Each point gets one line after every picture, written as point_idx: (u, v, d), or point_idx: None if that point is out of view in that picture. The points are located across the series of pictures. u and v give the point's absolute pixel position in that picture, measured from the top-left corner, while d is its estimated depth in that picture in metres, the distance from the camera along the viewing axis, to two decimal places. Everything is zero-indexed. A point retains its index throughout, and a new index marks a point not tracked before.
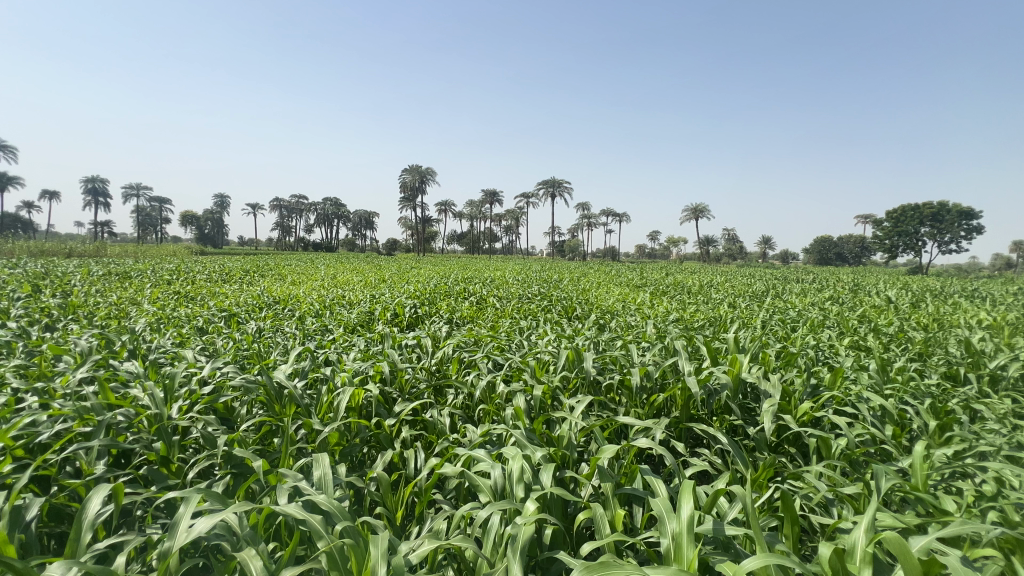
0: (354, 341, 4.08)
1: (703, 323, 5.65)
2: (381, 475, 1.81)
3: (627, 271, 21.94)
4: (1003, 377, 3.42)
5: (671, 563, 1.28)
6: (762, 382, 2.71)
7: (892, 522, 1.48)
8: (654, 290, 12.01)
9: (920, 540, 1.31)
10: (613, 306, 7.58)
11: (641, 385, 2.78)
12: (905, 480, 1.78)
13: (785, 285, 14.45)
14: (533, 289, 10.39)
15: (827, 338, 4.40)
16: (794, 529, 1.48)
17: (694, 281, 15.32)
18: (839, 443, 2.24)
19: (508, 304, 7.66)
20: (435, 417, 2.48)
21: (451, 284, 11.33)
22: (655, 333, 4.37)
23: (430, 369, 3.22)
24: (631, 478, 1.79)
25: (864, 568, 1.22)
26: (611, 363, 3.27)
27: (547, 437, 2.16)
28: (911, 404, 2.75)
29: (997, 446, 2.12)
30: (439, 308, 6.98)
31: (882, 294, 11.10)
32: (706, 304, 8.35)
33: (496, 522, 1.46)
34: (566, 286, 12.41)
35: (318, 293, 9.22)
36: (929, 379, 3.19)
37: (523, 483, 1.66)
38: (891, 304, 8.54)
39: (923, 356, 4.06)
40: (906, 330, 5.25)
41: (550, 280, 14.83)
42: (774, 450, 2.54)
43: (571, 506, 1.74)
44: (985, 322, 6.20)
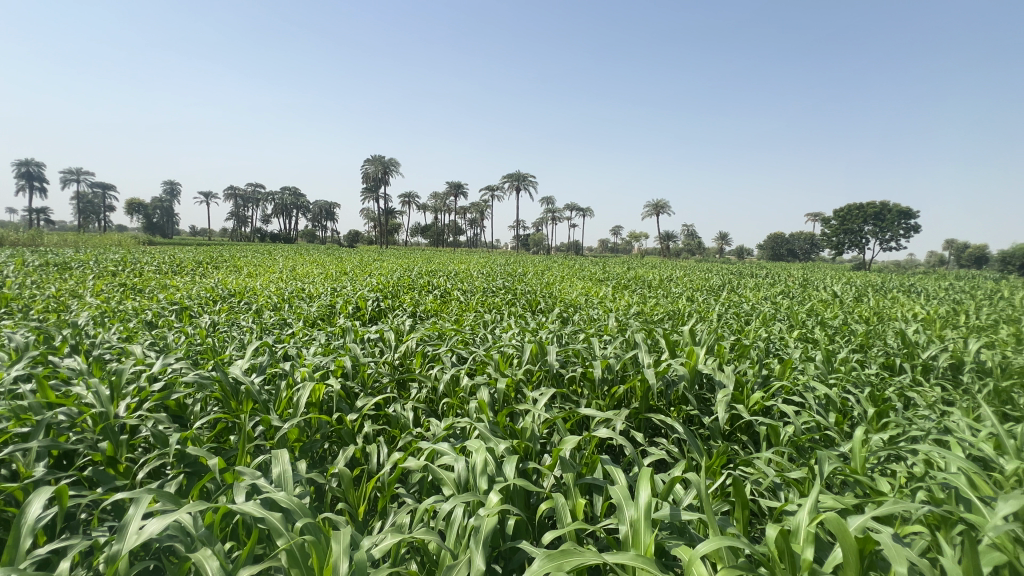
0: (315, 336, 3.99)
1: (663, 316, 5.82)
2: (343, 471, 1.79)
3: (591, 266, 22.16)
4: (933, 367, 3.67)
5: (629, 548, 1.32)
6: (717, 373, 2.81)
7: (832, 503, 1.57)
8: (616, 283, 12.21)
9: (858, 519, 1.40)
10: (576, 300, 7.66)
11: (603, 377, 2.85)
12: (846, 464, 1.89)
13: (738, 280, 15.02)
14: (497, 282, 10.37)
15: (777, 331, 4.61)
16: (744, 513, 1.55)
17: (656, 276, 15.61)
18: (787, 431, 2.36)
19: (472, 297, 7.62)
20: (399, 411, 2.47)
21: (415, 277, 11.22)
22: (616, 326, 4.47)
23: (394, 363, 3.19)
24: (592, 468, 1.83)
25: (806, 547, 1.29)
26: (574, 356, 3.32)
27: (511, 429, 2.18)
28: (853, 393, 2.93)
29: (928, 430, 2.28)
30: (402, 301, 6.88)
31: (829, 289, 11.63)
32: (665, 298, 8.59)
33: (459, 515, 1.46)
34: (531, 280, 12.49)
35: (275, 286, 8.91)
36: (869, 370, 3.40)
37: (486, 475, 1.67)
38: (836, 299, 9.01)
39: (864, 347, 4.31)
40: (848, 322, 5.56)
41: (516, 274, 14.85)
42: (727, 438, 2.66)
43: (534, 497, 1.76)
44: (919, 315, 6.62)
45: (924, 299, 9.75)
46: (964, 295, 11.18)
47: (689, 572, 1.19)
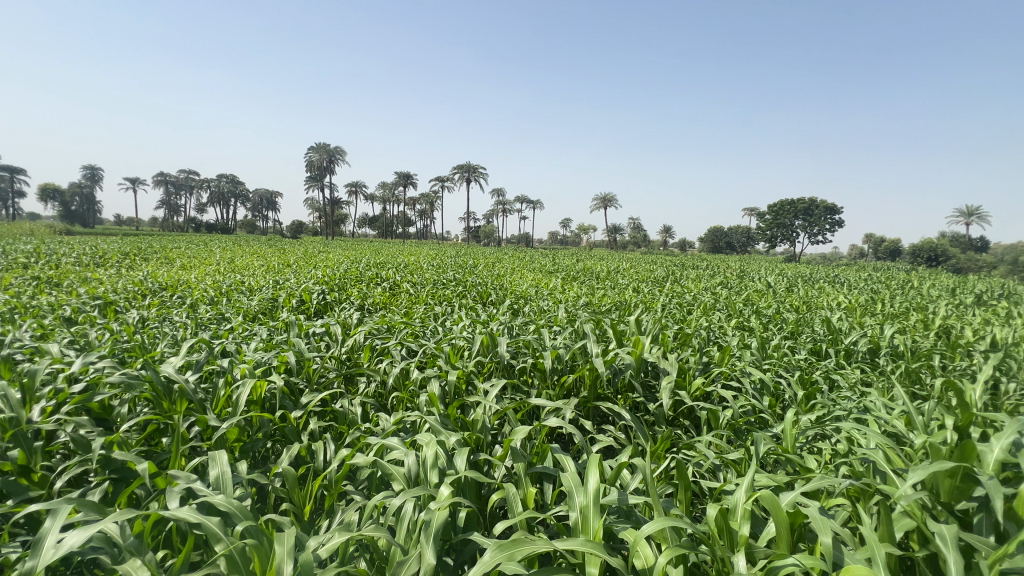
0: (255, 330, 3.81)
1: (610, 307, 5.97)
2: (287, 470, 1.72)
3: (540, 258, 22.40)
4: (854, 351, 3.98)
5: (578, 534, 1.35)
6: (661, 361, 2.92)
7: (766, 481, 1.67)
8: (567, 275, 12.40)
9: (789, 494, 1.50)
10: (526, 291, 7.71)
11: (553, 367, 2.89)
12: (778, 444, 2.01)
13: (682, 272, 15.64)
14: (447, 274, 10.27)
15: (717, 320, 4.84)
16: (686, 494, 1.62)
17: (604, 267, 15.97)
18: (726, 414, 2.49)
19: (422, 289, 7.52)
20: (346, 407, 2.40)
21: (362, 269, 10.93)
22: (566, 317, 4.55)
23: (340, 357, 3.10)
24: (542, 457, 1.86)
25: (743, 523, 1.37)
26: (525, 346, 3.34)
27: (462, 421, 2.17)
28: (784, 377, 3.12)
29: (850, 410, 2.47)
30: (349, 294, 6.68)
31: (764, 280, 12.31)
32: (613, 290, 8.79)
33: (409, 510, 1.45)
34: (482, 272, 12.45)
35: (212, 279, 8.42)
36: (799, 355, 3.64)
37: (437, 468, 1.66)
38: (770, 289, 9.59)
39: (795, 334, 4.60)
40: (780, 311, 5.92)
41: (467, 266, 14.79)
42: (671, 423, 2.78)
43: (485, 488, 1.77)
44: (842, 304, 7.15)
45: (846, 289, 10.52)
46: (879, 284, 12.17)
47: (635, 553, 1.24)
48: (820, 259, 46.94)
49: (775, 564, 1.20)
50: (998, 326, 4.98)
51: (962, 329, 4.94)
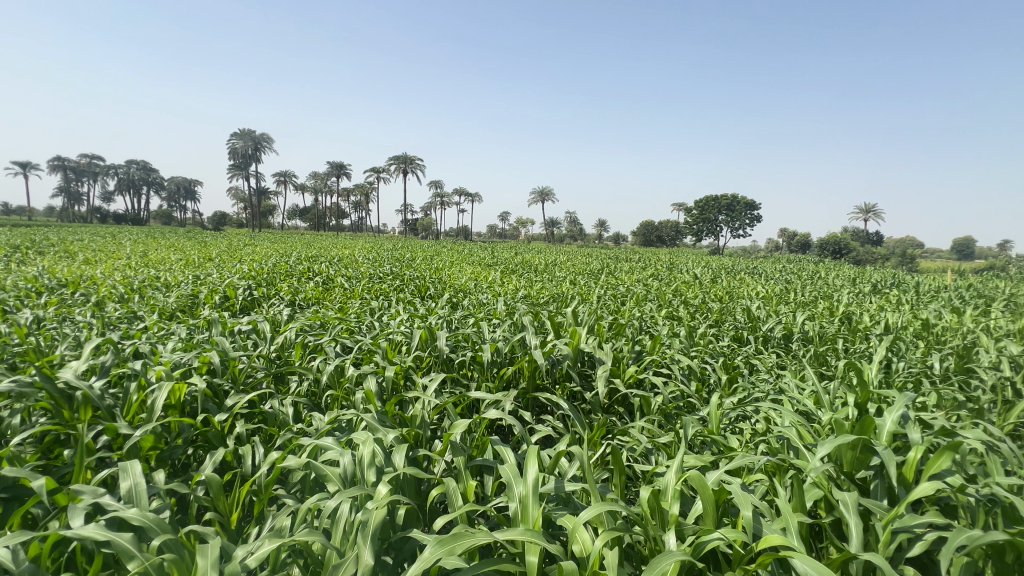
0: (173, 329, 3.54)
1: (548, 299, 6.07)
2: (211, 478, 1.61)
3: (479, 251, 22.40)
4: (770, 337, 4.29)
5: (518, 524, 1.37)
6: (597, 351, 3.02)
7: (694, 461, 1.77)
8: (505, 268, 12.46)
9: (714, 473, 1.59)
10: (465, 285, 7.67)
11: (492, 360, 2.91)
12: (705, 426, 2.14)
13: (616, 264, 16.19)
14: (384, 268, 10.02)
15: (649, 310, 5.05)
16: (621, 479, 1.69)
17: (541, 260, 16.20)
18: (657, 400, 2.61)
19: (357, 284, 7.29)
20: (276, 408, 2.29)
21: (293, 263, 10.44)
22: (505, 310, 4.57)
23: (270, 356, 2.95)
24: (482, 450, 1.86)
25: (673, 503, 1.44)
26: (464, 340, 3.33)
27: (400, 418, 2.13)
28: (710, 362, 3.31)
29: (767, 392, 2.67)
30: (279, 289, 6.35)
31: (691, 272, 12.97)
32: (551, 282, 8.95)
33: (346, 511, 1.40)
34: (421, 265, 12.24)
35: (121, 274, 7.71)
36: (723, 342, 3.88)
37: (374, 467, 1.62)
38: (697, 280, 10.14)
39: (719, 322, 4.90)
40: (705, 301, 6.28)
41: (404, 259, 14.48)
42: (606, 411, 2.88)
43: (424, 484, 1.74)
44: (760, 293, 7.70)
45: (764, 279, 11.33)
46: (791, 275, 13.24)
47: (573, 539, 1.27)
48: (741, 252, 50.23)
49: (702, 539, 1.28)
50: (890, 312, 5.56)
51: (860, 314, 5.46)
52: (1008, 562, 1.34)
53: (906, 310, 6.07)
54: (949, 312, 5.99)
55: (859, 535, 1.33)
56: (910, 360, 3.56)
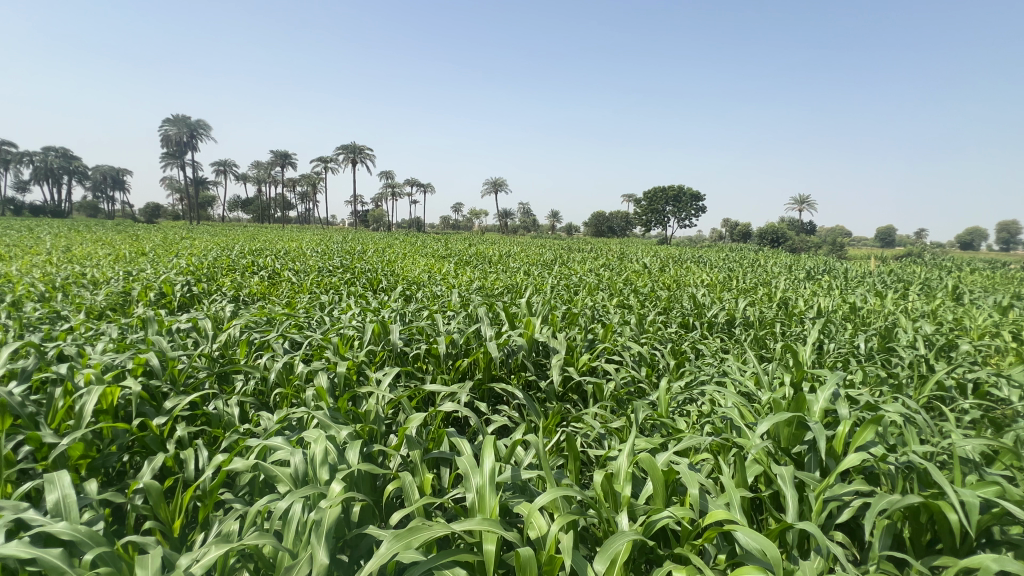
0: (103, 329, 3.31)
1: (503, 290, 6.09)
2: (150, 484, 1.53)
3: (433, 242, 22.16)
4: (715, 322, 4.49)
5: (475, 513, 1.37)
6: (551, 340, 3.06)
7: (645, 444, 1.84)
8: (459, 260, 12.39)
9: (664, 455, 1.65)
10: (418, 277, 7.56)
11: (447, 352, 2.90)
12: (655, 410, 2.22)
13: (568, 255, 16.43)
14: (334, 261, 9.74)
15: (601, 300, 5.16)
16: (576, 465, 1.73)
17: (495, 251, 16.18)
18: (609, 386, 2.69)
19: (306, 278, 7.04)
20: (220, 409, 2.19)
21: (234, 256, 9.93)
22: (459, 301, 4.55)
23: (212, 355, 2.81)
24: (438, 442, 1.85)
25: (626, 485, 1.49)
26: (418, 333, 3.29)
27: (353, 414, 2.09)
28: (659, 348, 3.43)
29: (711, 375, 2.80)
30: (220, 284, 6.05)
31: (641, 261, 13.35)
32: (505, 273, 8.98)
33: (298, 511, 1.36)
34: (372, 257, 11.95)
35: (40, 271, 7.11)
36: (671, 329, 4.02)
37: (327, 465, 1.58)
38: (646, 269, 10.46)
39: (667, 309, 5.08)
40: (654, 289, 6.48)
41: (354, 251, 14.11)
42: (561, 399, 2.93)
43: (379, 479, 1.72)
44: (705, 281, 8.03)
45: (708, 268, 11.81)
46: (733, 263, 13.89)
47: (530, 525, 1.30)
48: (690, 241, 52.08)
49: (653, 518, 1.33)
50: (821, 297, 5.93)
51: (796, 299, 5.81)
52: (922, 522, 1.47)
53: (835, 294, 6.50)
54: (873, 296, 6.45)
55: (794, 505, 1.43)
56: (839, 342, 3.82)
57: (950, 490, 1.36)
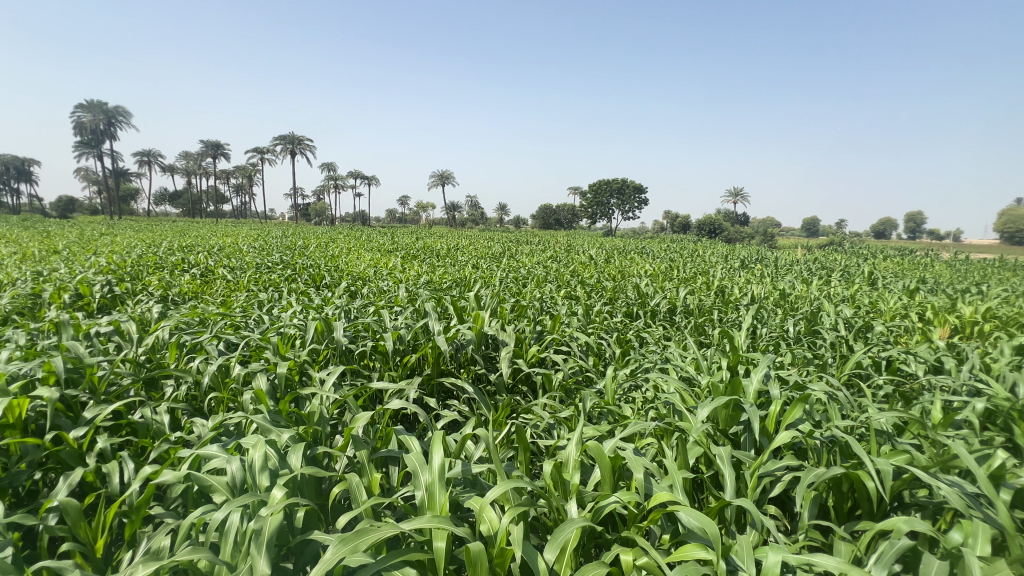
0: (8, 335, 3.00)
1: (451, 284, 6.04)
2: (66, 502, 1.40)
3: (377, 236, 21.59)
4: (658, 311, 4.66)
5: (425, 511, 1.36)
6: (500, 333, 3.07)
7: (592, 432, 1.88)
8: (406, 254, 12.18)
9: (610, 442, 1.70)
10: (364, 272, 7.37)
11: (394, 349, 2.84)
12: (601, 399, 2.28)
13: (516, 247, 16.50)
14: (274, 257, 9.29)
15: (548, 291, 5.23)
16: (526, 456, 1.74)
17: (444, 245, 16.00)
18: (558, 377, 2.74)
19: (242, 275, 6.69)
20: (148, 418, 2.05)
21: (161, 254, 9.28)
22: (406, 296, 4.47)
23: (138, 360, 2.62)
24: (386, 441, 1.81)
25: (574, 473, 1.53)
26: (364, 329, 3.20)
27: (295, 416, 2.01)
28: (605, 338, 3.52)
29: (654, 362, 2.90)
30: (146, 284, 5.63)
31: (587, 253, 13.62)
32: (454, 267, 8.91)
33: (236, 521, 1.30)
34: (313, 252, 11.51)
35: None
36: (616, 318, 4.13)
37: (268, 471, 1.51)
38: (593, 261, 10.70)
39: (613, 299, 5.21)
40: (600, 280, 6.63)
41: (296, 246, 13.53)
42: (510, 390, 2.96)
43: (325, 482, 1.67)
44: (648, 271, 8.31)
45: (651, 258, 12.24)
46: (674, 254, 14.44)
47: (481, 519, 1.30)
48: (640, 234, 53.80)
49: (600, 504, 1.37)
50: (754, 285, 6.28)
51: (731, 287, 6.12)
52: (844, 491, 1.59)
53: (767, 282, 6.90)
54: (800, 283, 6.90)
55: (732, 483, 1.51)
56: (771, 326, 4.06)
57: (868, 461, 1.48)
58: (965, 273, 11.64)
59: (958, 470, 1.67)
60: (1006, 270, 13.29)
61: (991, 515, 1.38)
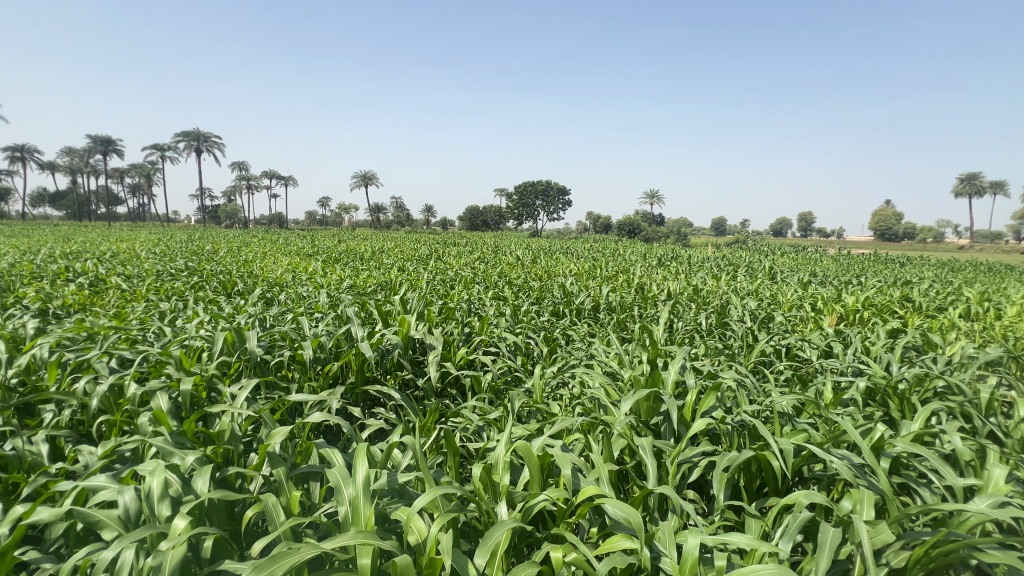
0: None
1: (375, 288, 5.86)
2: None
3: (296, 239, 20.47)
4: (583, 309, 4.79)
5: (349, 527, 1.30)
6: (428, 337, 3.02)
7: (522, 432, 1.90)
8: (328, 258, 11.67)
9: (540, 440, 1.72)
10: (281, 278, 6.96)
11: (314, 357, 2.70)
12: (530, 398, 2.30)
13: (444, 249, 16.36)
14: (177, 263, 8.53)
15: (477, 292, 5.22)
16: (455, 460, 1.72)
17: (369, 248, 15.50)
18: (487, 378, 2.74)
19: (139, 283, 6.08)
20: (22, 449, 1.80)
21: (38, 262, 8.21)
22: (328, 302, 4.27)
23: (8, 383, 2.30)
24: (306, 456, 1.72)
25: (503, 475, 1.53)
26: (281, 338, 3.02)
27: (203, 436, 1.85)
28: (533, 337, 3.57)
29: (580, 359, 2.98)
30: (18, 297, 4.94)
31: (514, 254, 13.78)
32: (379, 270, 8.64)
33: (129, 558, 1.17)
34: (224, 258, 10.70)
35: None
36: (543, 318, 4.20)
37: (169, 499, 1.38)
38: (520, 261, 10.84)
39: (540, 299, 5.30)
40: (527, 280, 6.72)
41: (203, 251, 12.50)
42: (439, 394, 2.91)
43: (238, 505, 1.55)
44: (573, 270, 8.54)
45: (575, 258, 12.60)
46: (597, 253, 14.92)
47: (408, 530, 1.26)
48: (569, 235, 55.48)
49: (530, 504, 1.38)
50: (670, 281, 6.66)
51: (650, 284, 6.44)
52: (753, 471, 1.72)
53: (681, 278, 7.34)
54: (711, 279, 7.41)
55: (654, 472, 1.58)
56: (686, 320, 4.32)
57: (773, 442, 1.61)
58: (847, 266, 13.09)
59: (847, 444, 1.87)
60: (878, 263, 15.11)
61: (874, 483, 1.55)
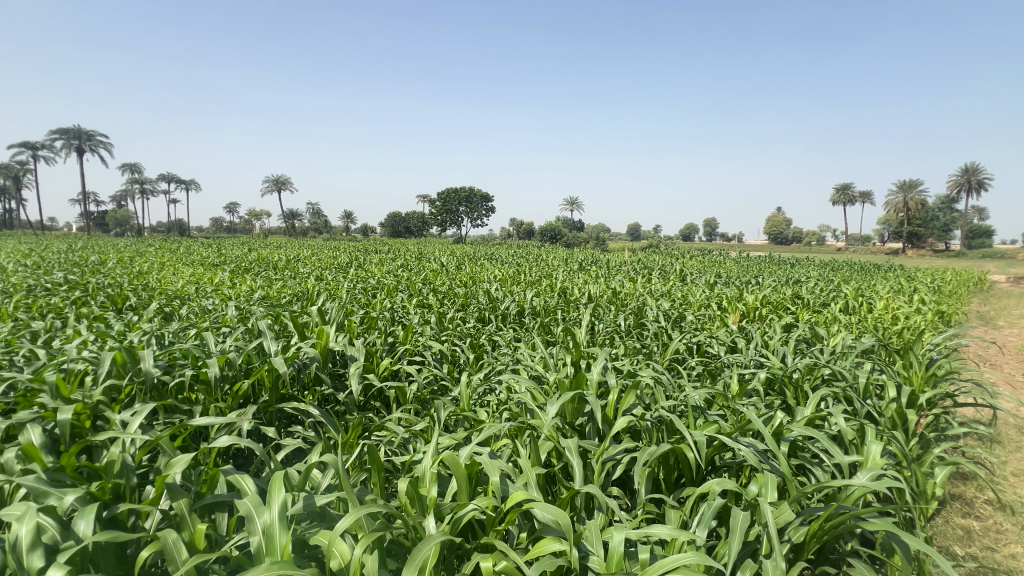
0: None
1: (291, 298, 5.55)
2: None
3: (201, 248, 18.94)
4: (508, 315, 4.84)
5: (263, 558, 1.20)
6: (348, 348, 2.90)
7: (449, 441, 1.87)
8: (238, 267, 10.91)
9: (467, 449, 1.70)
10: (182, 290, 6.38)
11: (221, 376, 2.49)
12: (457, 406, 2.28)
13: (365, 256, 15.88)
14: (54, 276, 7.54)
15: (400, 300, 5.09)
16: (380, 476, 1.66)
17: (282, 256, 14.66)
18: (412, 389, 2.68)
19: (4, 301, 5.29)
20: None
21: None
22: (236, 315, 3.98)
23: None
24: (213, 484, 1.57)
25: (431, 487, 1.49)
26: (182, 356, 2.76)
27: (86, 470, 1.65)
28: (459, 344, 3.54)
29: (506, 364, 3.00)
30: None
31: (438, 260, 13.63)
32: (294, 279, 8.19)
33: None
34: (113, 269, 9.63)
35: None
36: (469, 324, 4.19)
37: (44, 546, 1.21)
38: (444, 267, 10.76)
39: (465, 305, 5.28)
40: (452, 287, 6.68)
41: (86, 262, 11.17)
42: (361, 408, 2.80)
43: (130, 546, 1.38)
44: (498, 276, 8.61)
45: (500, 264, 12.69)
46: (521, 258, 15.18)
47: (330, 555, 1.20)
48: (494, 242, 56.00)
49: (459, 514, 1.36)
50: (591, 284, 6.90)
51: (572, 288, 6.64)
52: (670, 464, 1.81)
53: (601, 282, 7.64)
54: (628, 281, 7.79)
55: (580, 472, 1.62)
56: (606, 321, 4.49)
57: (688, 435, 1.71)
58: (746, 268, 14.32)
59: (752, 431, 2.03)
60: (772, 265, 16.68)
61: (776, 466, 1.69)
